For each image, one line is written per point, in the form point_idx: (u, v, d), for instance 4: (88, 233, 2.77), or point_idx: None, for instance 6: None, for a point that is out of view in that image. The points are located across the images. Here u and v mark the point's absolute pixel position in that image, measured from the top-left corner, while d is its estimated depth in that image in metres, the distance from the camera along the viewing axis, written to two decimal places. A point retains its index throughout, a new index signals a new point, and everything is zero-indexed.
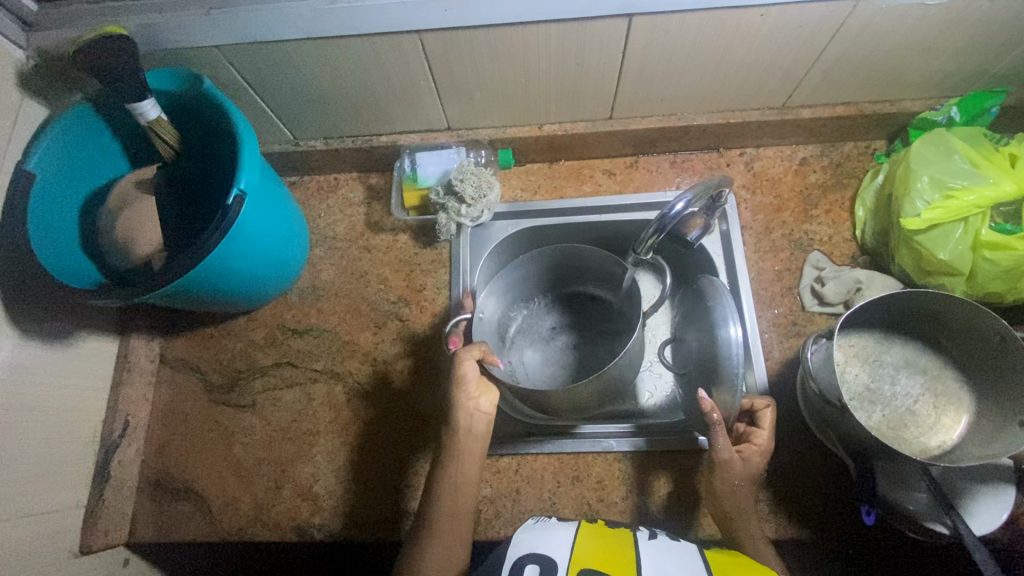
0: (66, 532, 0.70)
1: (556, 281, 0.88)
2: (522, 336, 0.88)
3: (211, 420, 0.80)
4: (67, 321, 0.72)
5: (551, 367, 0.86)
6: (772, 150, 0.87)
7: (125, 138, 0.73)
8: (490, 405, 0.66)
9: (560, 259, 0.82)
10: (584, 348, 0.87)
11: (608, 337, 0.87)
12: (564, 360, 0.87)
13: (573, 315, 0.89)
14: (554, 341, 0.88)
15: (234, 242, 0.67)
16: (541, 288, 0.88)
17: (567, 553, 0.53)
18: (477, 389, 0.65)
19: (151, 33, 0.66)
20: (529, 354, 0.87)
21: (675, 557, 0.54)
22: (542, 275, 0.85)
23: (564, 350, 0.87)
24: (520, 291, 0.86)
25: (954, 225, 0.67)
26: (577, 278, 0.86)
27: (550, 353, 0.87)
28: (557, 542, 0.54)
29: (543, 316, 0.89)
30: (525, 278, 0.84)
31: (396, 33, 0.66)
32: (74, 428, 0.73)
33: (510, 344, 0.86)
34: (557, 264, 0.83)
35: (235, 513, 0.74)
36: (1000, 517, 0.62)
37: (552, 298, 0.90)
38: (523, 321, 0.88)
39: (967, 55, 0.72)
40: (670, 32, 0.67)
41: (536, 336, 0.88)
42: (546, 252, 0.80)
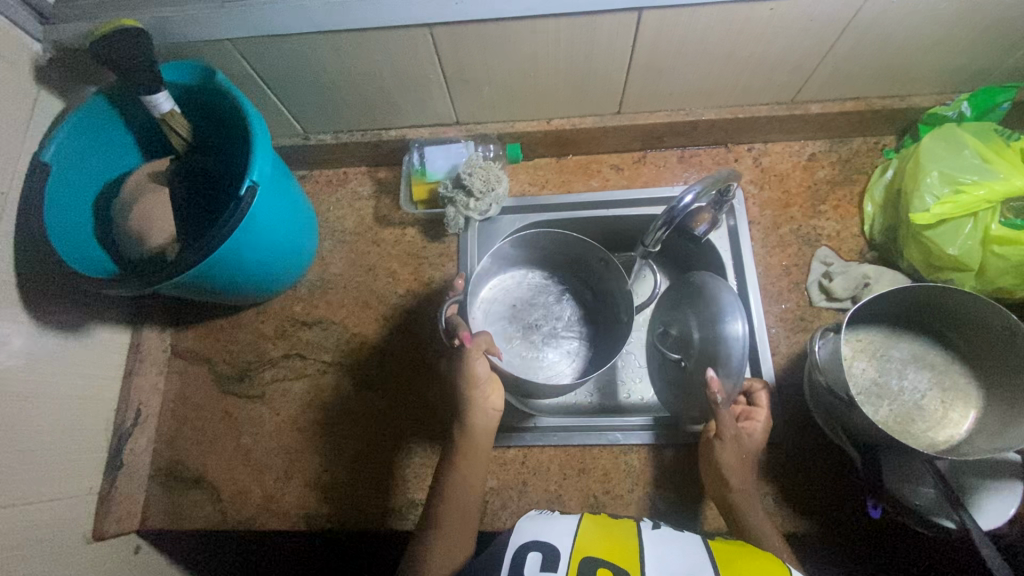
0: (79, 518, 0.71)
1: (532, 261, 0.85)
2: (495, 320, 0.84)
3: (222, 410, 0.81)
4: (81, 310, 0.73)
5: (519, 356, 0.83)
6: (780, 146, 0.87)
7: (138, 130, 0.74)
8: (500, 403, 0.67)
9: (548, 240, 0.80)
10: (562, 332, 0.85)
11: (583, 319, 0.86)
12: (533, 350, 0.84)
13: (546, 296, 0.87)
14: (528, 324, 0.85)
15: (246, 234, 0.68)
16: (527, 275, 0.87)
17: (568, 542, 0.53)
18: (486, 390, 0.65)
19: (166, 26, 0.67)
20: (498, 338, 0.83)
21: (677, 546, 0.53)
22: (519, 254, 0.83)
23: (536, 341, 0.85)
24: (493, 270, 0.83)
25: (964, 220, 0.67)
26: (566, 267, 0.85)
27: (521, 342, 0.84)
28: (558, 531, 0.54)
29: (513, 298, 0.86)
30: (500, 259, 0.82)
31: (406, 26, 0.67)
32: (88, 416, 0.74)
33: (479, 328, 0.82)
34: (541, 244, 0.81)
35: (245, 501, 0.75)
36: (1007, 512, 0.61)
37: (521, 279, 0.87)
38: (499, 307, 0.85)
39: (979, 50, 0.72)
40: (680, 26, 0.67)
41: (506, 319, 0.85)
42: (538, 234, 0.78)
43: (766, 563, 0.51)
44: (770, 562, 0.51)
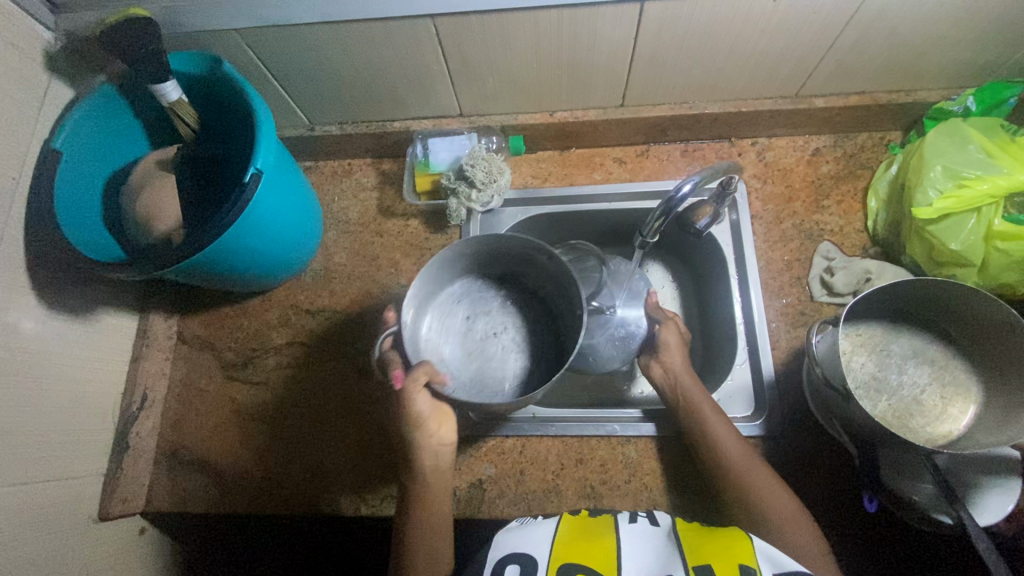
0: (86, 498, 0.73)
1: (476, 265, 0.76)
2: (441, 333, 0.75)
3: (226, 396, 0.82)
4: (88, 295, 0.75)
5: (477, 365, 0.76)
6: (784, 140, 0.87)
7: (146, 118, 0.75)
8: (449, 436, 0.68)
9: (494, 244, 0.72)
10: (514, 332, 0.78)
11: (536, 309, 0.79)
12: (490, 354, 0.77)
13: (494, 302, 0.79)
14: (479, 333, 0.77)
15: (249, 221, 0.68)
16: (469, 275, 0.78)
17: (545, 550, 0.53)
18: (434, 422, 0.66)
19: (175, 16, 0.68)
20: (451, 352, 0.75)
21: (652, 541, 0.54)
22: (464, 262, 0.74)
23: (491, 343, 0.78)
24: (435, 283, 0.73)
25: (967, 215, 0.66)
26: (510, 263, 0.76)
27: (475, 347, 0.77)
28: (534, 540, 0.54)
29: (459, 310, 0.77)
30: (441, 270, 0.73)
31: (408, 17, 0.67)
32: (94, 399, 0.76)
33: (429, 351, 0.73)
34: (486, 248, 0.73)
35: (246, 486, 0.76)
36: (1006, 508, 0.61)
37: (464, 288, 0.78)
38: (443, 317, 0.76)
39: (985, 45, 0.71)
40: (682, 18, 0.67)
41: (455, 334, 0.76)
42: (489, 237, 0.70)
43: (729, 536, 0.52)
44: (734, 537, 0.52)
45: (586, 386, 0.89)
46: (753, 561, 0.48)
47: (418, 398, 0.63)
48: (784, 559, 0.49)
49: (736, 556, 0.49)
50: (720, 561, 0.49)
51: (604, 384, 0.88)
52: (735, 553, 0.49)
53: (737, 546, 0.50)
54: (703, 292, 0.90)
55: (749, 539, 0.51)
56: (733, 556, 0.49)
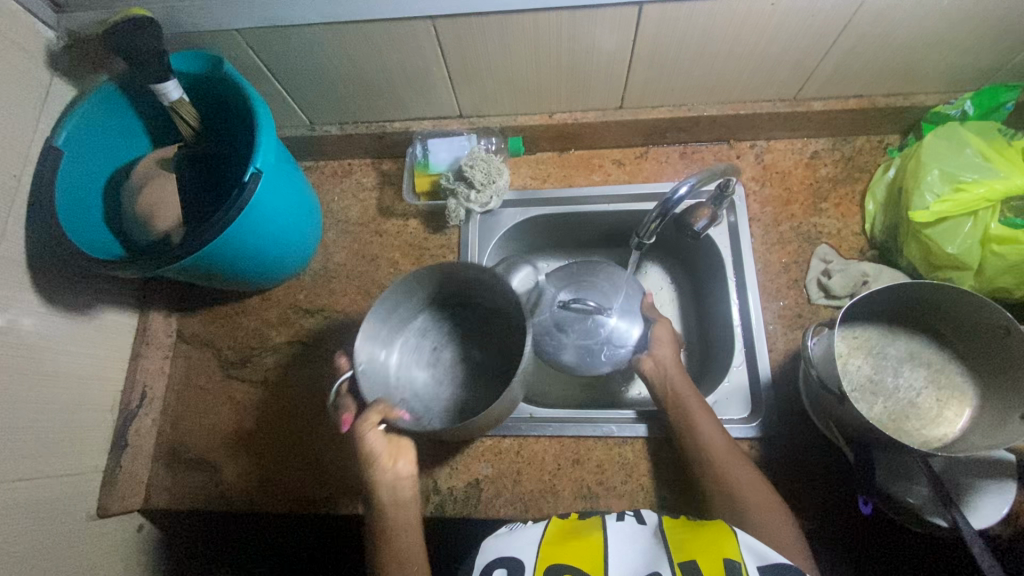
0: (84, 495, 0.73)
1: (433, 296, 0.76)
2: (411, 366, 0.75)
3: (225, 394, 0.82)
4: (89, 292, 0.75)
5: (452, 393, 0.76)
6: (783, 143, 0.87)
7: (148, 117, 0.76)
8: (409, 467, 0.66)
9: (443, 275, 0.71)
10: (483, 355, 0.78)
11: (499, 333, 0.78)
12: (462, 381, 0.77)
13: (458, 329, 0.79)
14: (448, 361, 0.78)
15: (249, 220, 0.69)
16: (429, 306, 0.77)
17: (532, 552, 0.53)
18: (390, 457, 0.64)
19: (176, 16, 0.69)
20: (425, 383, 0.76)
21: (640, 539, 0.54)
22: (419, 295, 0.74)
23: (461, 372, 0.77)
24: (394, 322, 0.73)
25: (963, 219, 0.67)
26: (464, 291, 0.76)
27: (446, 376, 0.77)
28: (522, 543, 0.54)
29: (424, 342, 0.77)
30: (395, 309, 0.72)
31: (408, 19, 0.68)
32: (94, 396, 0.76)
33: (399, 390, 0.73)
34: (436, 280, 0.72)
35: (243, 484, 0.76)
36: (1000, 512, 0.61)
37: (428, 321, 0.78)
38: (410, 351, 0.76)
39: (983, 49, 0.71)
40: (680, 20, 0.67)
41: (425, 365, 0.77)
42: (435, 271, 0.70)
43: (714, 529, 0.52)
44: (720, 532, 0.52)
45: (583, 387, 0.89)
46: (737, 555, 0.49)
47: (371, 437, 0.62)
48: (769, 553, 0.49)
49: (720, 550, 0.50)
50: (705, 558, 0.49)
51: (601, 385, 0.89)
52: (719, 546, 0.50)
53: (722, 540, 0.51)
54: (701, 295, 0.90)
55: (734, 533, 0.51)
56: (717, 549, 0.50)
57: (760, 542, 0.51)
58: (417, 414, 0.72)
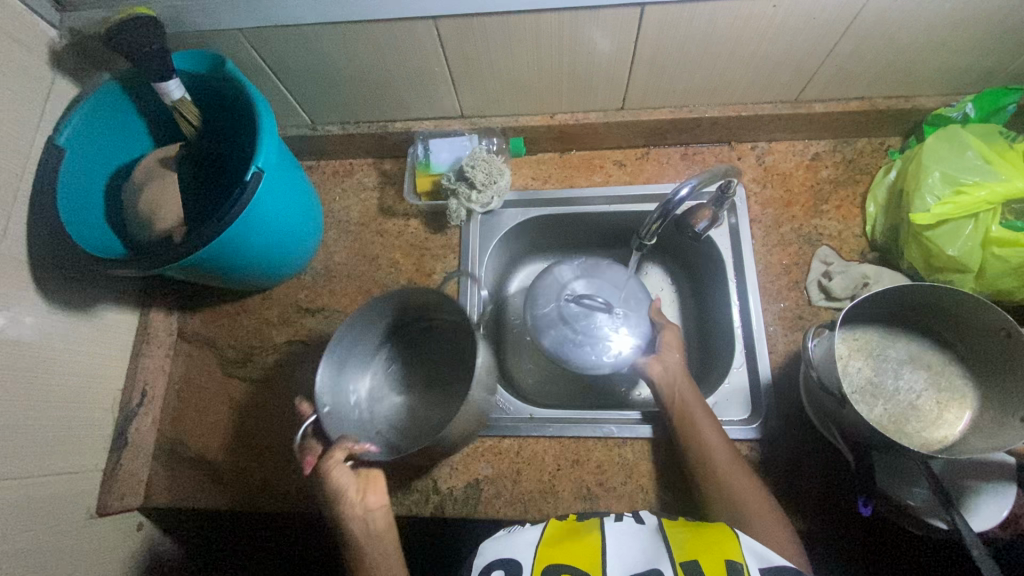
0: (84, 493, 0.73)
1: (394, 323, 0.79)
2: (380, 396, 0.78)
3: (225, 393, 0.82)
4: (90, 291, 0.75)
5: (423, 416, 0.77)
6: (784, 144, 0.87)
7: (150, 116, 0.76)
8: (380, 499, 0.64)
9: (400, 300, 0.75)
10: (452, 377, 0.81)
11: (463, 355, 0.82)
12: (432, 405, 0.78)
13: (423, 355, 0.82)
14: (417, 386, 0.80)
15: (250, 219, 0.69)
16: (392, 336, 0.80)
17: (530, 553, 0.53)
18: (359, 490, 0.63)
19: (179, 15, 0.69)
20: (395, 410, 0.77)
21: (639, 539, 0.54)
22: (381, 324, 0.77)
23: (431, 396, 0.79)
24: (359, 355, 0.76)
25: (964, 221, 0.67)
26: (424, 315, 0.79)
27: (417, 402, 0.79)
28: (520, 545, 0.54)
29: (391, 371, 0.80)
30: (357, 343, 0.75)
31: (411, 19, 0.68)
32: (94, 394, 0.76)
33: (372, 422, 0.75)
34: (393, 307, 0.76)
35: (243, 484, 0.76)
36: (1000, 515, 0.61)
37: (392, 352, 0.81)
38: (377, 383, 0.78)
39: (985, 53, 0.72)
40: (683, 22, 0.67)
41: (393, 394, 0.79)
42: (388, 297, 0.73)
43: (716, 532, 0.52)
44: (721, 533, 0.52)
45: (582, 387, 0.89)
46: (738, 556, 0.49)
47: (338, 473, 0.62)
48: (771, 555, 0.50)
49: (722, 551, 0.50)
50: (707, 558, 0.49)
51: (601, 385, 0.89)
52: (722, 548, 0.50)
53: (724, 541, 0.51)
54: (701, 296, 0.91)
55: (735, 535, 0.52)
56: (719, 550, 0.50)
57: (760, 544, 0.52)
58: (394, 441, 0.74)
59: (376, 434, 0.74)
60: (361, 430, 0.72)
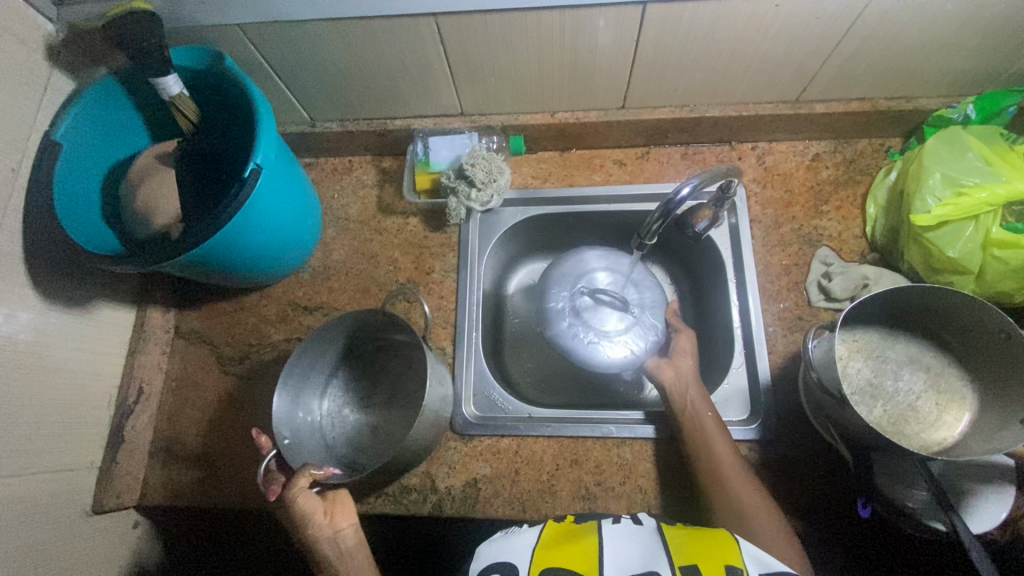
0: (80, 491, 0.73)
1: (344, 346, 0.79)
2: (340, 417, 0.78)
3: (221, 390, 0.81)
4: (86, 287, 0.75)
5: (385, 429, 0.78)
6: (785, 145, 0.87)
7: (147, 112, 0.75)
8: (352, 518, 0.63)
9: (343, 326, 0.74)
10: (413, 386, 0.80)
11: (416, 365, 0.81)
12: (392, 418, 0.79)
13: (377, 370, 0.82)
14: (376, 399, 0.80)
15: (249, 216, 0.69)
16: (345, 359, 0.80)
17: (527, 556, 0.52)
18: (326, 513, 0.62)
19: (177, 10, 0.68)
20: (357, 427, 0.78)
21: (637, 542, 0.54)
22: (330, 349, 0.76)
23: (390, 409, 0.79)
24: (312, 382, 0.76)
25: (964, 222, 0.67)
26: (371, 335, 0.79)
27: (377, 416, 0.79)
28: (517, 548, 0.54)
29: (348, 391, 0.80)
30: (306, 373, 0.75)
31: (412, 16, 0.67)
32: (90, 392, 0.76)
33: (334, 446, 0.76)
34: (338, 332, 0.75)
35: (239, 482, 0.76)
36: (998, 516, 0.61)
37: (350, 371, 0.81)
38: (335, 405, 0.79)
39: (987, 53, 0.71)
40: (684, 21, 0.67)
41: (353, 412, 0.79)
42: (333, 324, 0.73)
43: (716, 538, 0.52)
44: (721, 539, 0.51)
45: (581, 386, 0.89)
46: (738, 562, 0.49)
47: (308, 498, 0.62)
48: (771, 561, 0.49)
49: (722, 556, 0.49)
50: (706, 561, 0.49)
51: (599, 384, 0.89)
52: (721, 554, 0.49)
53: (724, 547, 0.50)
54: (700, 296, 0.90)
55: (735, 541, 0.51)
56: (719, 555, 0.49)
57: (760, 550, 0.51)
58: (359, 461, 0.75)
59: (341, 457, 0.75)
60: (323, 460, 0.73)
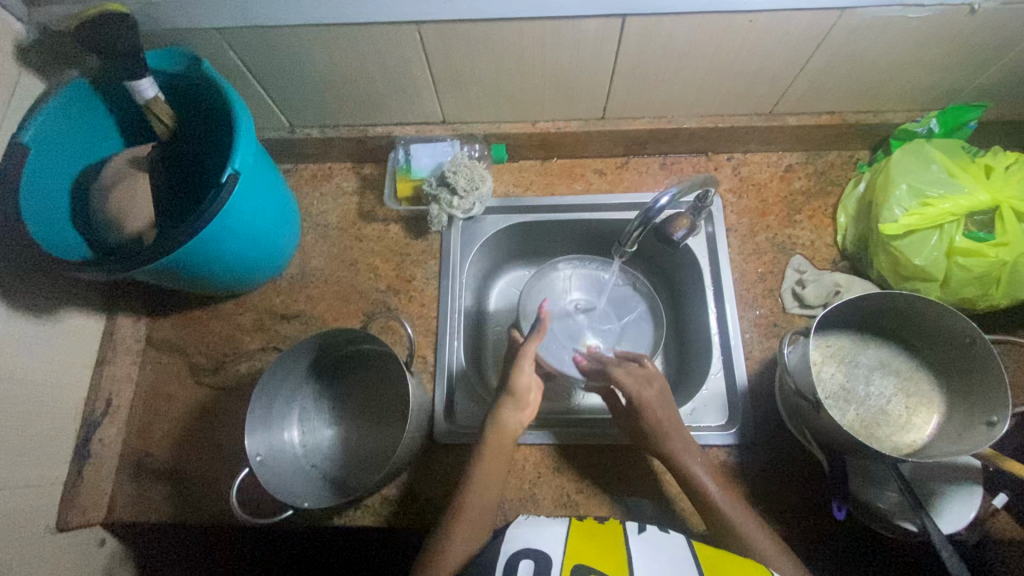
0: (44, 508, 0.70)
1: (317, 361, 0.77)
2: (315, 434, 0.76)
3: (194, 401, 0.79)
4: (52, 295, 0.72)
5: (363, 443, 0.77)
6: (759, 156, 0.89)
7: (120, 115, 0.73)
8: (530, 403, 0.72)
9: (316, 341, 0.73)
10: (392, 398, 0.79)
11: (396, 377, 0.80)
12: (369, 430, 0.78)
13: (353, 383, 0.80)
14: (351, 413, 0.78)
15: (226, 221, 0.67)
16: (318, 375, 0.78)
17: (559, 548, 0.54)
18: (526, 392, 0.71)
19: (152, 12, 0.67)
20: (334, 442, 0.76)
21: (663, 550, 0.55)
22: (302, 364, 0.75)
23: (368, 422, 0.78)
24: (283, 397, 0.74)
25: (930, 232, 0.69)
26: (343, 349, 0.77)
27: (353, 429, 0.78)
28: (547, 537, 0.56)
29: (322, 406, 0.78)
30: (278, 390, 0.73)
31: (393, 23, 0.67)
32: (56, 403, 0.73)
33: (309, 458, 0.74)
34: (311, 349, 0.73)
35: (212, 495, 0.74)
36: (967, 517, 0.63)
37: (322, 383, 0.79)
38: (310, 421, 0.76)
39: (949, 69, 0.75)
40: (663, 34, 0.69)
41: (329, 427, 0.77)
42: (308, 341, 0.71)
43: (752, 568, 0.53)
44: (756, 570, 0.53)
45: (557, 393, 0.89)
46: None
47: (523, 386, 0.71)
48: None
49: None
50: None
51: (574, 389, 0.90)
52: None
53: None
54: (680, 303, 0.92)
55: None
56: None
57: None
58: (337, 477, 0.74)
59: (318, 473, 0.73)
60: (301, 479, 0.70)
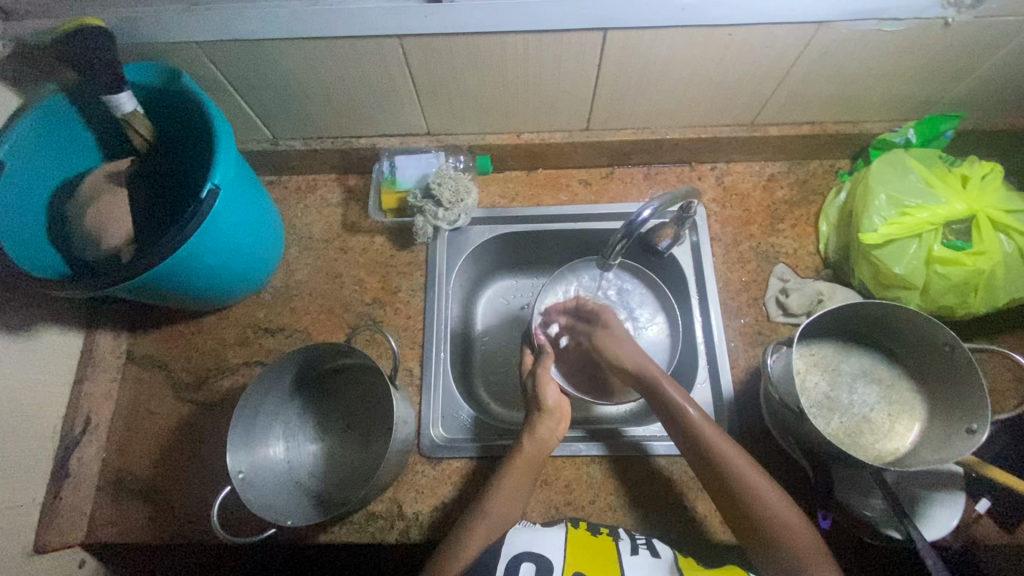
0: (21, 530, 0.68)
1: (301, 375, 0.76)
2: (298, 450, 0.75)
3: (176, 417, 0.78)
4: (28, 312, 0.71)
5: (347, 458, 0.76)
6: (742, 166, 0.90)
7: (99, 128, 0.72)
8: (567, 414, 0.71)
9: (300, 356, 0.72)
10: (376, 413, 0.79)
11: (381, 392, 0.80)
12: (353, 446, 0.77)
13: (337, 397, 0.79)
14: (336, 428, 0.78)
15: (206, 236, 0.67)
16: (302, 390, 0.77)
17: (560, 554, 0.62)
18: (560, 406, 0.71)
19: (130, 27, 0.67)
20: (317, 458, 0.75)
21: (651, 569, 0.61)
22: (286, 379, 0.74)
23: (352, 437, 0.78)
24: (266, 412, 0.73)
25: (909, 241, 0.70)
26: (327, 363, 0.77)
27: (338, 444, 0.77)
28: (549, 544, 0.63)
29: (306, 421, 0.77)
30: (261, 406, 0.72)
31: (376, 36, 0.67)
32: (34, 423, 0.71)
33: (293, 475, 0.73)
34: (295, 363, 0.73)
35: (195, 513, 0.72)
36: (951, 522, 0.64)
37: (306, 398, 0.78)
38: (293, 437, 0.75)
39: (925, 81, 0.76)
40: (644, 47, 0.69)
41: (312, 443, 0.76)
42: (292, 356, 0.71)
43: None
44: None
45: None
46: None
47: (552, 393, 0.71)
48: None
49: None
50: None
51: None
52: None
53: None
54: None
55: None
56: None
57: None
58: (321, 493, 0.73)
59: (301, 489, 0.72)
60: (283, 496, 0.69)
